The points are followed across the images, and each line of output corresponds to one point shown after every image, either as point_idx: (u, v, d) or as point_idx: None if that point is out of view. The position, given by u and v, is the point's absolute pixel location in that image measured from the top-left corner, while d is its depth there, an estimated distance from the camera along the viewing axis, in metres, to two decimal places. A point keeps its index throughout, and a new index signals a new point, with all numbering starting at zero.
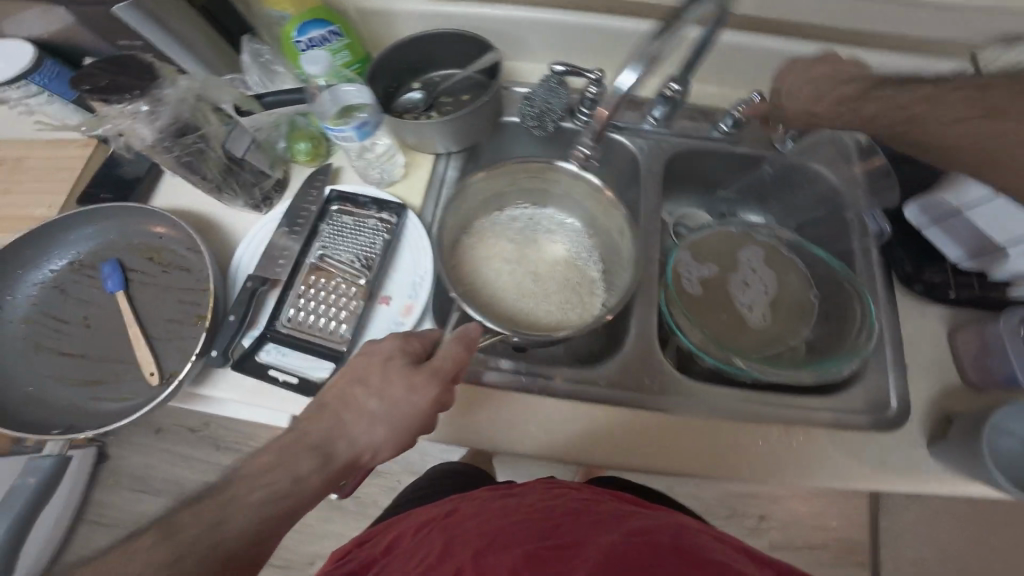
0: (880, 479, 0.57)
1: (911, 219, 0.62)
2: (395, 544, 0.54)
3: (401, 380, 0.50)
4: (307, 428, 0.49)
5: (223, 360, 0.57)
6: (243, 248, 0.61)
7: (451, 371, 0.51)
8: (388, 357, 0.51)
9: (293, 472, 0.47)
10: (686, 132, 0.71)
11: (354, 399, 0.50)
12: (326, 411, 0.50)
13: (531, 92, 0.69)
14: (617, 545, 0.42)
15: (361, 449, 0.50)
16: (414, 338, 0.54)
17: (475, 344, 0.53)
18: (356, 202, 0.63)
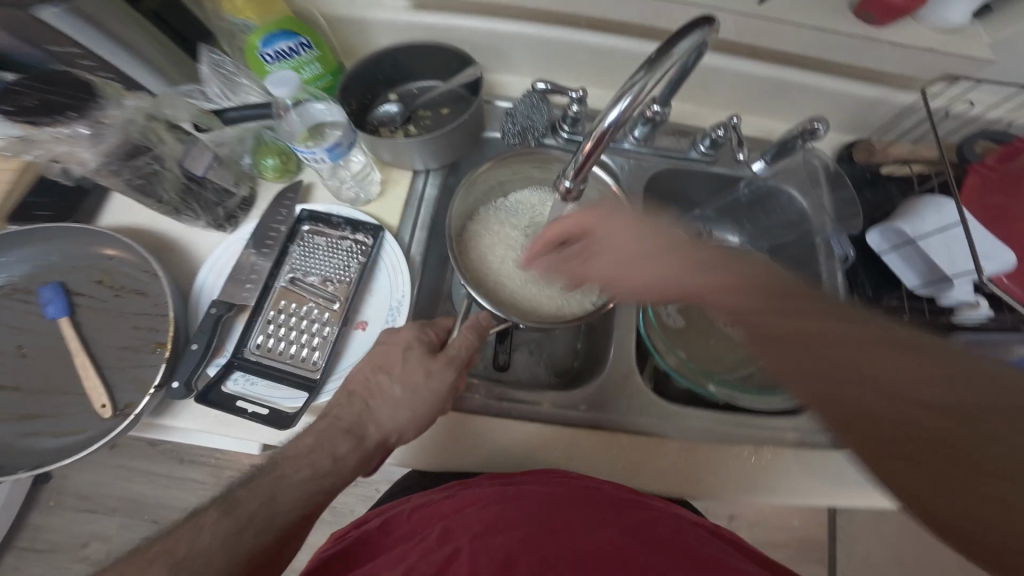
0: (835, 496, 0.60)
1: (872, 244, 0.64)
2: (391, 524, 0.55)
3: (419, 366, 0.50)
4: (337, 412, 0.49)
5: (186, 392, 0.53)
6: (205, 271, 0.58)
7: (466, 361, 0.51)
8: (406, 346, 0.51)
9: (332, 451, 0.47)
10: (668, 149, 0.70)
11: (378, 384, 0.50)
12: (354, 399, 0.50)
13: (513, 107, 0.68)
14: (619, 543, 0.44)
15: (388, 432, 0.49)
16: (429, 326, 0.53)
17: (485, 333, 0.53)
18: (328, 222, 0.60)
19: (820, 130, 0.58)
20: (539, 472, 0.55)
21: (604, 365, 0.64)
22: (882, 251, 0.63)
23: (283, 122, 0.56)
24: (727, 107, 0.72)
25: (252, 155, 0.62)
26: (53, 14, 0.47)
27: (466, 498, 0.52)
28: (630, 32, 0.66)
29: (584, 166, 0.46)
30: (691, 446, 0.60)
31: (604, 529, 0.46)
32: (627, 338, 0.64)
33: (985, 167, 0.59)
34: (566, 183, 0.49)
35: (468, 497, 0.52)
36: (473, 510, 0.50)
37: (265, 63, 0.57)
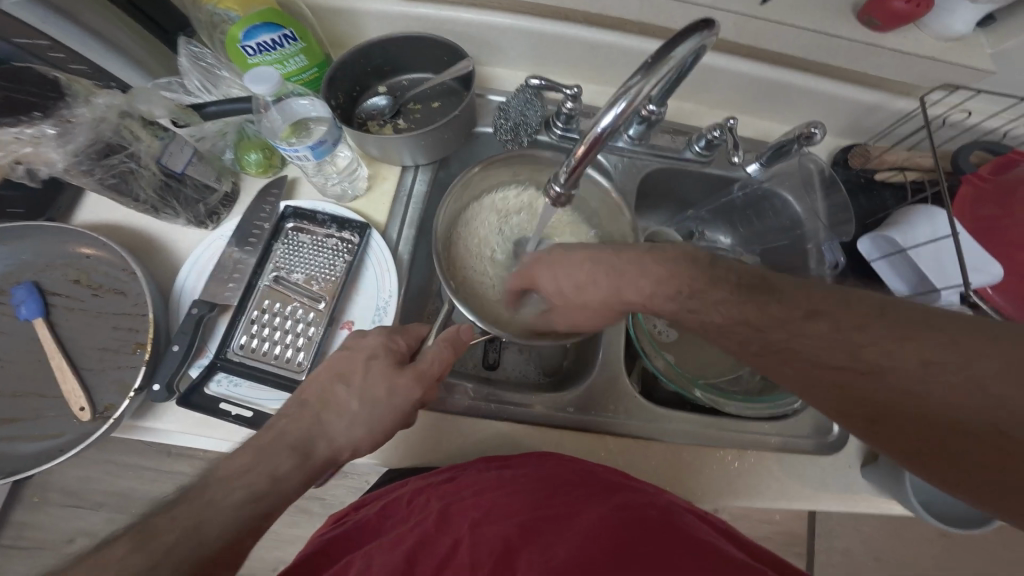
0: (817, 497, 0.62)
1: (864, 252, 0.63)
2: (389, 510, 0.53)
3: (383, 380, 0.47)
4: (288, 426, 0.47)
5: (167, 394, 0.52)
6: (186, 270, 0.56)
7: (436, 377, 0.48)
8: (371, 355, 0.49)
9: (272, 470, 0.44)
10: (663, 149, 0.69)
11: (336, 395, 0.48)
12: (308, 410, 0.48)
13: (506, 102, 0.66)
14: (607, 520, 0.41)
15: (341, 447, 0.47)
16: (398, 335, 0.51)
17: (463, 347, 0.50)
18: (313, 219, 0.58)
19: (816, 136, 0.58)
20: (528, 457, 0.55)
21: (592, 367, 0.63)
22: (871, 259, 0.63)
23: (264, 119, 0.54)
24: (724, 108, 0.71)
25: (233, 151, 0.59)
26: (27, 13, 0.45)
27: (459, 482, 0.51)
28: (627, 29, 0.64)
29: (577, 170, 0.44)
30: (678, 450, 0.61)
31: (598, 505, 0.44)
32: (616, 340, 0.64)
33: (976, 177, 0.59)
34: (556, 188, 0.47)
35: (455, 483, 0.51)
36: (468, 492, 0.49)
37: (246, 55, 0.54)
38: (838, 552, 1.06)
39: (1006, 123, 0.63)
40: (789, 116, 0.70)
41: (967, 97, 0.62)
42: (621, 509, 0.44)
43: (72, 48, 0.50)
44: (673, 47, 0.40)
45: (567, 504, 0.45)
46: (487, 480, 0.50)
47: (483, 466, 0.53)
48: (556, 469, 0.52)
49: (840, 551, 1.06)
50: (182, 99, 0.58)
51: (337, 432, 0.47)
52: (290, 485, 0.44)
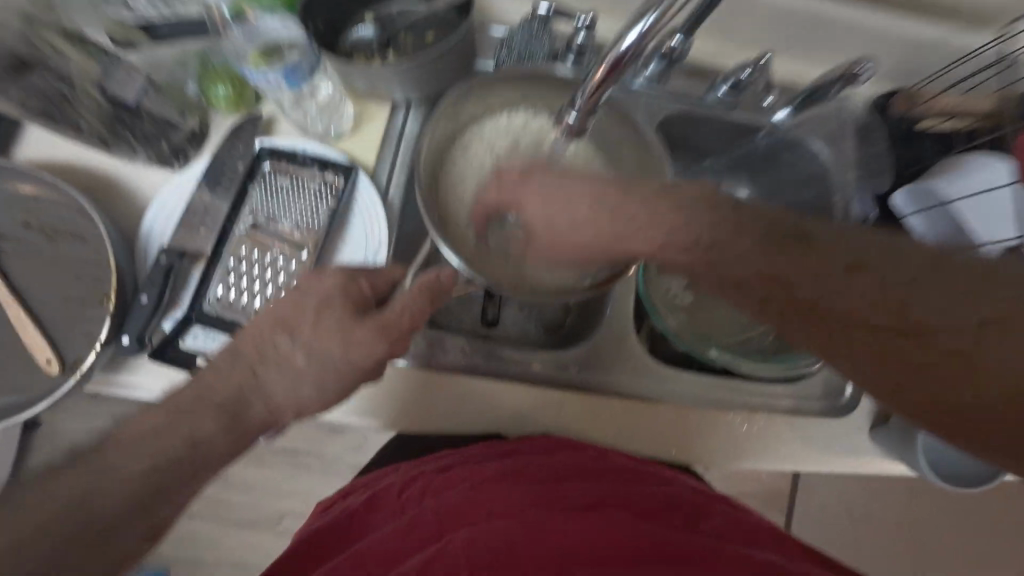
0: (824, 460, 0.60)
1: (897, 204, 0.60)
2: (379, 500, 0.52)
3: (337, 332, 0.43)
4: (216, 380, 0.42)
5: (139, 348, 0.49)
6: (152, 215, 0.51)
7: (404, 328, 0.43)
8: (325, 302, 0.43)
9: (191, 432, 0.41)
10: (681, 90, 0.64)
11: (278, 348, 0.43)
12: (241, 360, 0.43)
13: (510, 34, 0.59)
14: (606, 529, 0.42)
15: (281, 407, 0.44)
16: (362, 276, 0.45)
17: (443, 296, 0.44)
18: (292, 159, 0.52)
19: (863, 74, 0.54)
20: (526, 444, 0.53)
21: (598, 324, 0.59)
22: (905, 213, 0.59)
23: (230, 41, 0.48)
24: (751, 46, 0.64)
25: (197, 82, 0.52)
26: None
27: (454, 475, 0.50)
28: None
29: (594, 98, 0.39)
30: (685, 412, 0.58)
31: (603, 511, 0.44)
32: (627, 297, 0.59)
33: None
34: (569, 118, 0.43)
35: (451, 475, 0.50)
36: (464, 487, 0.48)
37: None
38: None
39: None
40: (823, 54, 0.64)
41: None
42: (631, 519, 0.44)
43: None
44: None
45: (569, 501, 0.45)
46: (484, 471, 0.49)
47: (481, 456, 0.52)
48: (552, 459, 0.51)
49: None
50: (122, 14, 0.47)
51: (300, 386, 0.43)
52: (211, 447, 0.42)
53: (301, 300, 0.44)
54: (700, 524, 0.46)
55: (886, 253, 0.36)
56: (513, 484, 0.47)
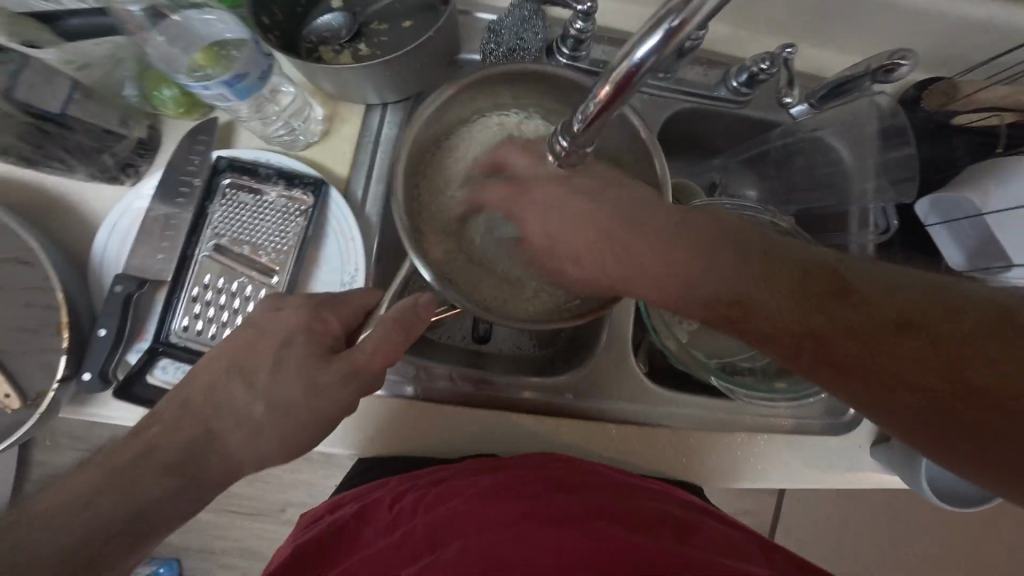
0: (823, 478, 0.58)
1: (919, 213, 0.56)
2: (367, 514, 0.46)
3: (297, 378, 0.38)
4: (159, 439, 0.37)
5: (103, 384, 0.45)
6: (104, 236, 0.46)
7: (376, 369, 0.39)
8: (285, 342, 0.39)
9: (136, 499, 0.35)
10: (689, 84, 0.57)
11: (231, 394, 0.39)
12: (192, 416, 0.38)
13: (497, 21, 0.52)
14: (615, 541, 0.36)
15: (243, 462, 0.39)
16: (328, 309, 0.40)
17: (420, 326, 0.40)
18: (254, 173, 0.47)
19: (901, 69, 0.45)
20: (520, 459, 0.49)
21: (595, 345, 0.56)
22: (928, 223, 0.55)
23: (154, 44, 0.41)
24: (771, 31, 0.57)
25: (137, 85, 0.46)
26: None
27: (446, 489, 0.44)
28: None
29: (596, 119, 0.32)
30: (685, 435, 0.56)
31: (604, 519, 0.38)
32: (624, 316, 0.56)
33: None
34: (564, 142, 0.35)
35: (441, 488, 0.44)
36: (455, 501, 0.42)
37: None
38: None
39: None
40: (851, 41, 0.57)
41: None
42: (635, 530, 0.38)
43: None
44: None
45: (572, 508, 0.39)
46: (477, 484, 0.43)
47: (474, 470, 0.46)
48: (555, 469, 0.47)
49: None
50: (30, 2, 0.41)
51: (258, 440, 0.39)
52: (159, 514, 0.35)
53: (259, 340, 0.40)
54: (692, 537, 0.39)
55: (881, 280, 0.32)
56: (509, 493, 0.42)
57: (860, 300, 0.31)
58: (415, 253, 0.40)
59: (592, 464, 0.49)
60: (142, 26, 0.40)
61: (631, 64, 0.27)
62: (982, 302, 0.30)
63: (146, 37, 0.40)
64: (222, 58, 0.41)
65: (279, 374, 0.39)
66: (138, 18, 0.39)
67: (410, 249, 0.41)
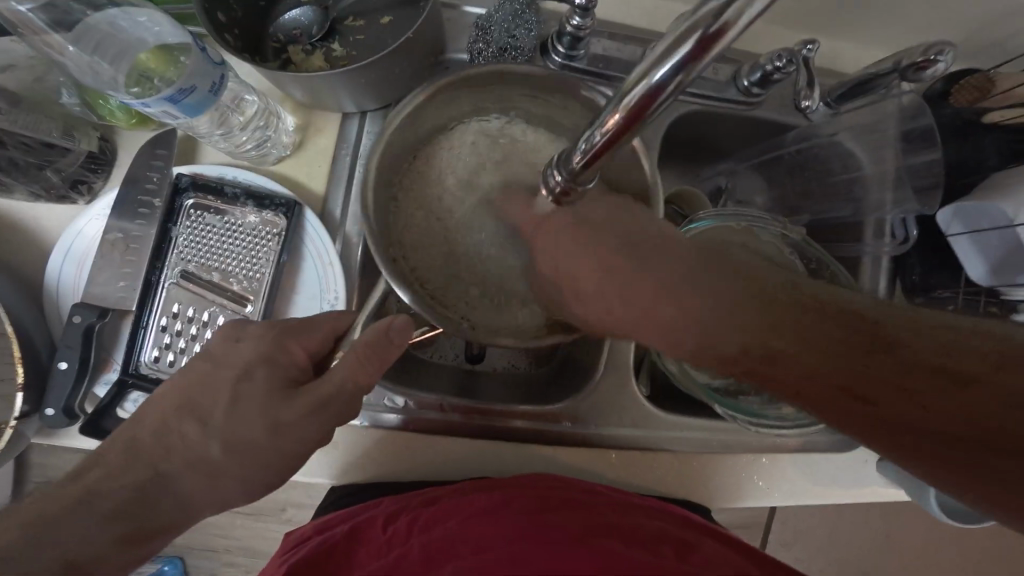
0: (829, 496, 0.56)
1: (941, 222, 0.51)
2: (352, 536, 0.42)
3: (260, 417, 0.35)
4: (111, 483, 0.34)
5: (68, 419, 0.42)
6: (59, 260, 0.43)
7: (344, 405, 0.35)
8: (243, 375, 0.36)
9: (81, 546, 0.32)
10: (698, 83, 0.51)
11: (184, 435, 0.35)
12: (141, 459, 0.35)
13: (487, 15, 0.47)
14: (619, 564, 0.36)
15: (202, 506, 0.36)
16: (294, 339, 0.36)
17: (394, 353, 0.34)
18: (220, 194, 0.43)
19: (934, 67, 0.42)
20: (519, 478, 0.46)
21: (594, 368, 0.53)
22: (949, 233, 0.51)
23: (79, 54, 0.35)
24: (787, 22, 0.52)
25: (74, 93, 0.40)
26: None
27: (439, 508, 0.42)
28: None
29: (601, 153, 0.27)
30: (686, 458, 0.53)
31: (604, 538, 0.39)
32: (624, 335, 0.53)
33: None
34: (560, 177, 0.31)
35: (436, 507, 0.42)
36: (451, 521, 0.41)
37: None
38: None
39: None
40: (878, 31, 0.51)
41: None
42: (636, 549, 0.38)
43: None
44: None
45: (570, 529, 0.39)
46: (473, 504, 0.42)
47: (470, 488, 0.44)
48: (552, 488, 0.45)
49: None
50: None
51: (224, 481, 0.36)
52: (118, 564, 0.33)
53: (215, 376, 0.36)
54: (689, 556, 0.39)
55: (877, 314, 0.32)
56: (509, 515, 0.41)
57: (856, 335, 0.31)
58: (395, 278, 0.36)
59: (588, 485, 0.48)
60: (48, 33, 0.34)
61: (649, 86, 0.23)
62: (978, 344, 0.30)
63: (62, 47, 0.35)
64: (168, 63, 0.36)
65: (247, 420, 0.35)
66: (32, 20, 0.34)
67: (386, 269, 0.36)
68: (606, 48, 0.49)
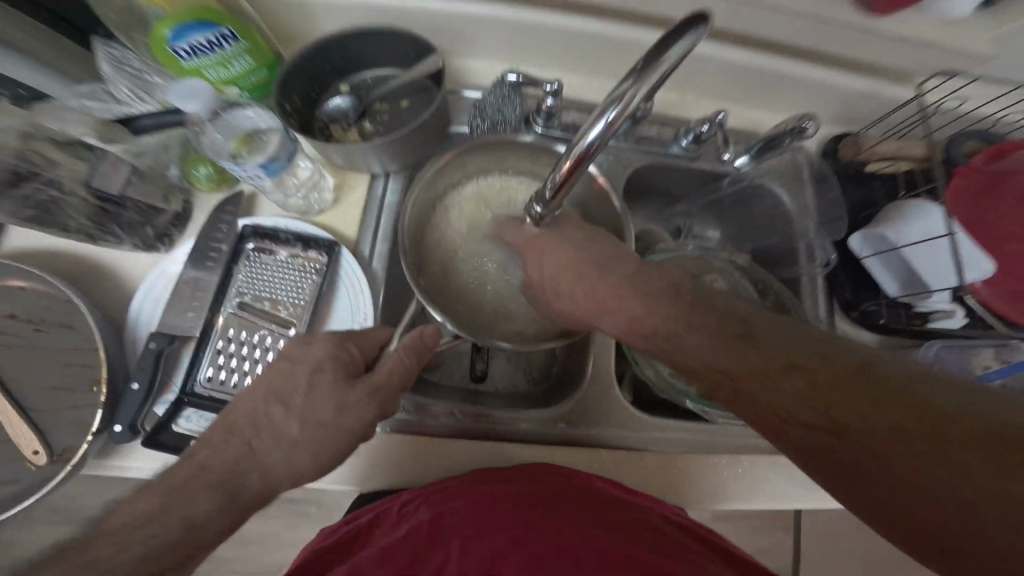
0: (810, 497, 0.60)
1: (854, 249, 0.61)
2: (377, 518, 0.50)
3: (330, 399, 0.44)
4: (208, 459, 0.42)
5: (132, 434, 0.47)
6: (140, 300, 0.52)
7: (396, 388, 0.46)
8: (316, 368, 0.45)
9: (188, 514, 0.39)
10: (648, 144, 0.65)
11: (270, 418, 0.44)
12: (235, 438, 0.43)
13: (481, 99, 0.61)
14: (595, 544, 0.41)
15: (278, 480, 0.43)
16: (351, 341, 0.47)
17: (429, 355, 0.47)
18: (275, 238, 0.54)
19: (808, 129, 0.55)
20: (520, 469, 0.52)
21: (582, 377, 0.62)
22: (862, 256, 0.60)
23: (205, 134, 0.48)
24: (712, 97, 0.67)
25: (179, 166, 0.52)
26: None
27: (448, 493, 0.48)
28: (611, 15, 0.59)
29: (562, 187, 0.41)
30: (671, 457, 0.59)
31: (589, 525, 0.43)
32: (606, 350, 0.62)
33: (968, 168, 0.53)
34: (538, 209, 0.44)
35: (448, 491, 0.49)
36: (457, 501, 0.47)
37: (180, 58, 0.47)
38: (824, 527, 1.09)
39: (998, 110, 0.61)
40: (785, 102, 0.66)
41: (964, 84, 0.59)
42: (613, 532, 0.43)
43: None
44: (673, 38, 0.33)
45: (557, 516, 0.44)
46: (478, 491, 0.48)
47: (476, 478, 0.50)
48: (549, 475, 0.51)
49: (825, 526, 1.09)
50: (113, 109, 0.52)
51: (298, 456, 0.43)
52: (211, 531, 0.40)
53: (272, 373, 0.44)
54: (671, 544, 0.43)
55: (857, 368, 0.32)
56: (507, 500, 0.46)
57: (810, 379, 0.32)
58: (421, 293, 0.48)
59: (583, 470, 0.54)
60: (201, 121, 0.46)
61: (585, 145, 0.36)
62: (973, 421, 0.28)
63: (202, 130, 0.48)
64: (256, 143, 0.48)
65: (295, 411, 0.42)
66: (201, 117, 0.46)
67: (418, 292, 0.48)
68: (574, 118, 0.63)
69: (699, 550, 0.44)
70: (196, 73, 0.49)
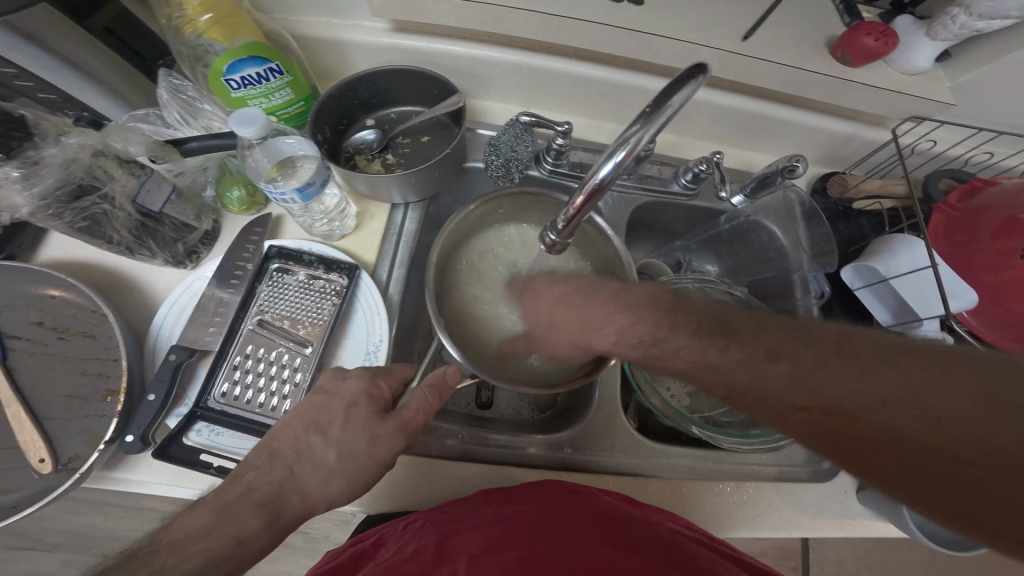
0: (816, 526, 0.59)
1: (846, 280, 0.65)
2: (385, 537, 0.49)
3: (362, 430, 0.45)
4: (255, 480, 0.43)
5: (143, 446, 0.46)
6: (163, 313, 0.53)
7: (420, 425, 0.46)
8: (352, 403, 0.46)
9: (237, 531, 0.40)
10: (651, 183, 0.70)
11: (310, 447, 0.44)
12: (278, 461, 0.44)
13: (496, 137, 0.66)
14: (604, 561, 0.41)
15: (316, 501, 0.44)
16: (382, 378, 0.48)
17: (449, 393, 0.48)
18: (299, 259, 0.57)
19: (798, 169, 0.59)
20: (530, 486, 0.51)
21: (589, 404, 0.62)
22: (854, 287, 0.64)
23: (249, 159, 0.52)
24: (708, 139, 0.73)
25: (214, 187, 0.58)
26: (30, 61, 0.45)
27: (453, 512, 0.48)
28: (616, 64, 0.65)
29: (576, 219, 0.44)
30: (676, 483, 0.58)
31: (598, 543, 0.43)
32: (612, 377, 0.63)
33: (946, 206, 0.58)
34: (552, 237, 0.48)
35: (453, 510, 0.48)
36: (467, 522, 0.46)
37: (230, 89, 0.52)
38: None
39: (968, 150, 0.67)
40: (775, 145, 0.72)
41: (934, 127, 0.65)
42: (621, 549, 0.42)
43: (55, 84, 0.48)
44: (676, 88, 0.36)
45: (565, 536, 0.44)
46: (486, 512, 0.47)
47: (483, 499, 0.49)
48: (556, 489, 0.51)
49: None
50: (162, 132, 0.56)
51: (323, 472, 0.44)
52: (251, 548, 0.40)
53: None
54: (683, 553, 0.43)
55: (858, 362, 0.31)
56: (515, 521, 0.46)
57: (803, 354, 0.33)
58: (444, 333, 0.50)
59: (593, 489, 0.53)
60: (252, 147, 0.50)
61: (596, 181, 0.39)
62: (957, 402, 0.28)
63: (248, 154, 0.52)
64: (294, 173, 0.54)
65: None
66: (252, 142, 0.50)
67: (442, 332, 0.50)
68: (582, 158, 0.66)
69: (712, 557, 0.43)
70: (241, 103, 0.54)
